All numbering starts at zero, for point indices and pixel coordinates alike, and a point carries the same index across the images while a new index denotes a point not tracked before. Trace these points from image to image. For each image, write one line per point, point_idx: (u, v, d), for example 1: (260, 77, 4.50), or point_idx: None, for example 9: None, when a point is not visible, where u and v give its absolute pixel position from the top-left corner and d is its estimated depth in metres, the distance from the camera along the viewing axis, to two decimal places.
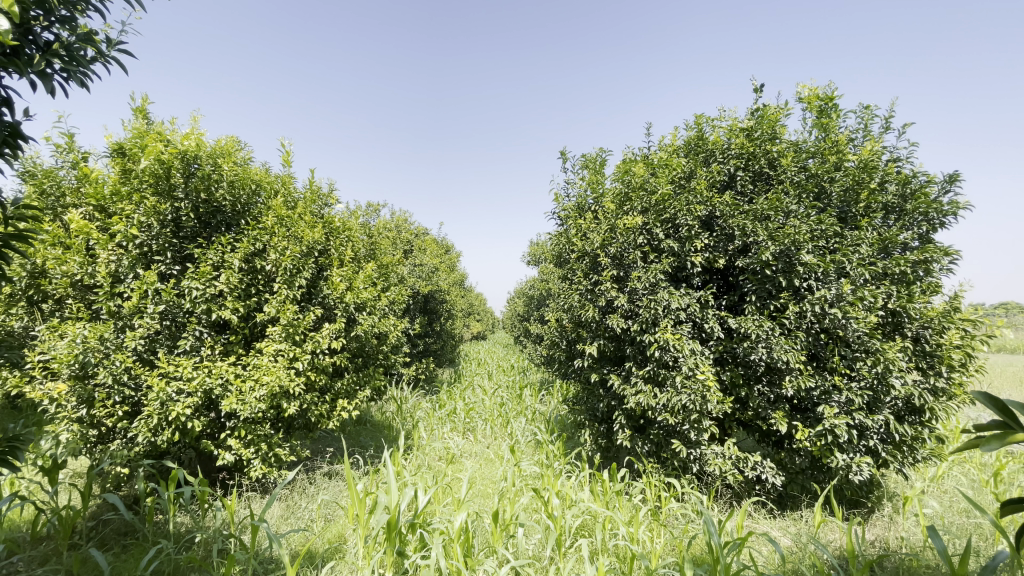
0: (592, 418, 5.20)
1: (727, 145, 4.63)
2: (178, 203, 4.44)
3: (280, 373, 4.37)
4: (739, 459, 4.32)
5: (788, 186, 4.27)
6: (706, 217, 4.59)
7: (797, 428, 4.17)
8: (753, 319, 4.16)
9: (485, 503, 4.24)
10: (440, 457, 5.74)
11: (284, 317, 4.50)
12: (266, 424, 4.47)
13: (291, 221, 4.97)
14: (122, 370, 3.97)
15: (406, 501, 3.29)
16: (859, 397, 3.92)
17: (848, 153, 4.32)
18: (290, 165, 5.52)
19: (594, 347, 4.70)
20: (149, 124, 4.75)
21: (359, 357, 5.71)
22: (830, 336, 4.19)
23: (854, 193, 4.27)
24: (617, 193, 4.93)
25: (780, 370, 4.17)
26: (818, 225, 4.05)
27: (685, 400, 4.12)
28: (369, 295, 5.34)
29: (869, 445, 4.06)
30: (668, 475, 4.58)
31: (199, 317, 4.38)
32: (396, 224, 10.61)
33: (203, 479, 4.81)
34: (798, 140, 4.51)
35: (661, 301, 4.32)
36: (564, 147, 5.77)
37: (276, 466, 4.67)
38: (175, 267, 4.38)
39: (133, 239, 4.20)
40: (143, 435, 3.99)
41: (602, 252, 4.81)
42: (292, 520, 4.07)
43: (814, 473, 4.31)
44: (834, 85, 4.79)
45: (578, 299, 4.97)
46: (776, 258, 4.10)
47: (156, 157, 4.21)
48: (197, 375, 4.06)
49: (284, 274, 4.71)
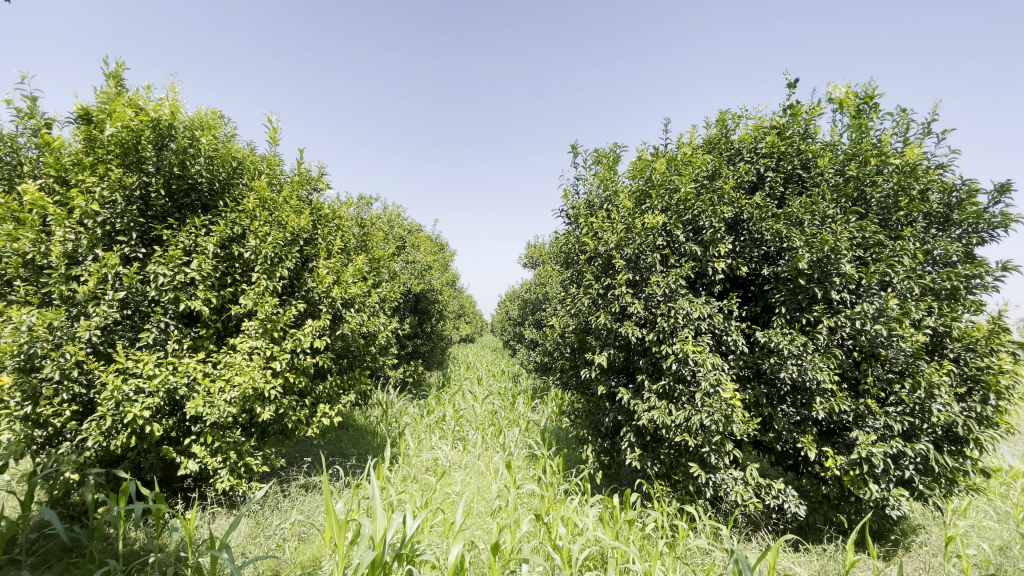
0: (596, 433, 4.78)
1: (757, 142, 4.26)
2: (148, 177, 3.92)
3: (255, 373, 3.90)
4: (760, 485, 3.95)
5: (826, 189, 3.91)
6: (731, 220, 4.21)
7: (827, 455, 3.82)
8: (783, 333, 3.77)
9: (480, 527, 3.81)
10: (428, 469, 5.30)
11: (262, 311, 4.04)
12: (237, 430, 4.01)
13: (275, 204, 4.48)
14: (73, 364, 3.46)
15: (394, 528, 2.83)
16: (898, 424, 3.58)
17: (890, 156, 4.00)
18: (278, 145, 5.05)
19: (604, 357, 4.28)
20: (121, 90, 4.24)
21: (344, 358, 5.24)
22: (864, 354, 3.85)
23: (895, 201, 3.94)
24: (634, 191, 4.55)
25: (808, 390, 3.81)
26: (858, 232, 3.71)
27: (705, 420, 3.72)
28: (359, 290, 4.89)
29: (903, 476, 3.74)
30: (681, 500, 4.17)
31: (166, 307, 3.88)
32: (387, 219, 10.10)
33: (164, 489, 4.29)
34: (833, 141, 4.18)
35: (681, 310, 3.92)
36: (576, 140, 5.42)
37: (246, 477, 4.19)
38: (141, 249, 3.87)
39: (94, 216, 3.69)
40: (93, 439, 3.49)
41: (616, 253, 4.40)
42: (261, 541, 3.63)
43: (840, 503, 3.96)
44: (869, 86, 4.49)
45: (588, 304, 4.57)
46: (811, 267, 3.74)
47: (125, 124, 3.71)
48: (160, 372, 3.58)
49: (265, 263, 4.23)
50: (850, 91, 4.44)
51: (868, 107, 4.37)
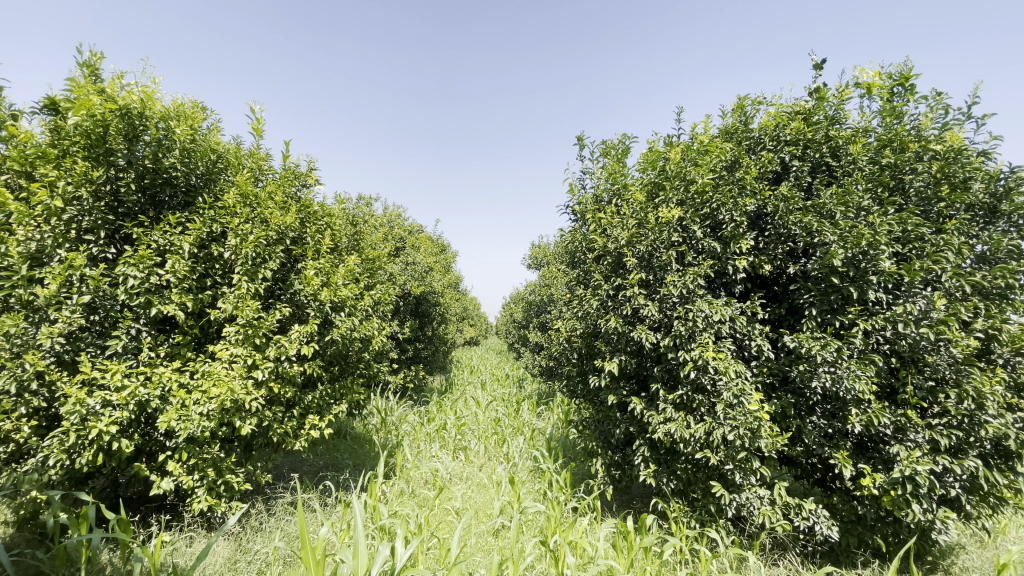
0: (606, 446, 4.44)
1: (780, 129, 3.90)
2: (118, 171, 3.61)
3: (234, 384, 3.58)
4: (788, 506, 3.59)
5: (860, 178, 3.55)
6: (753, 214, 3.85)
7: (864, 472, 3.46)
8: (813, 338, 3.40)
9: (480, 553, 3.46)
10: (426, 483, 4.96)
11: (243, 315, 3.72)
12: (216, 445, 3.69)
13: (258, 199, 4.17)
14: (32, 375, 3.15)
15: (380, 562, 2.53)
16: (945, 438, 3.22)
17: (929, 140, 3.64)
18: (263, 138, 4.73)
19: (614, 364, 3.92)
20: (92, 78, 3.91)
21: (336, 365, 4.91)
22: (903, 360, 3.51)
23: (937, 191, 3.58)
24: (645, 183, 4.20)
25: (842, 400, 3.45)
26: (898, 224, 3.35)
27: (729, 434, 3.36)
28: (350, 292, 4.56)
29: (949, 495, 3.39)
30: (700, 520, 3.82)
31: (138, 313, 3.57)
32: (387, 219, 9.77)
33: (139, 508, 3.97)
34: (865, 126, 3.82)
35: (699, 312, 3.57)
36: (582, 131, 5.08)
37: (227, 496, 3.87)
38: (110, 250, 3.56)
39: (59, 213, 3.40)
40: (55, 457, 3.17)
41: (627, 251, 4.06)
42: (240, 568, 3.30)
43: (877, 525, 3.60)
44: (902, 67, 4.12)
45: (596, 306, 4.23)
46: (845, 264, 3.38)
47: (90, 112, 3.38)
48: (129, 383, 3.27)
49: (245, 263, 3.92)
50: (880, 73, 4.09)
51: (900, 91, 4.02)
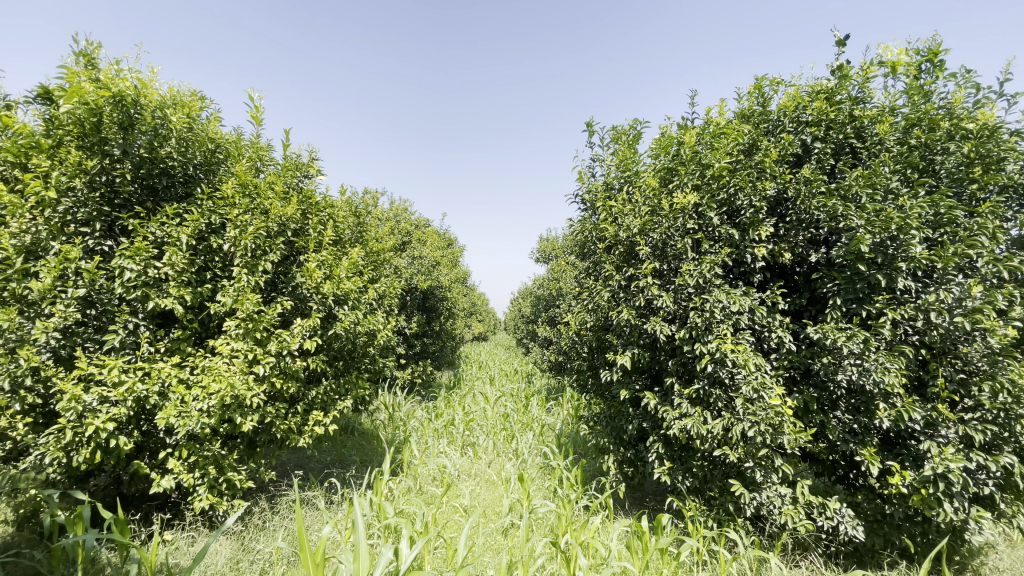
0: (618, 442, 4.29)
1: (801, 109, 3.69)
2: (113, 161, 3.51)
3: (235, 379, 3.46)
4: (811, 505, 3.43)
5: (888, 159, 3.35)
6: (773, 200, 3.67)
7: (892, 469, 3.30)
8: (840, 329, 3.22)
9: (488, 554, 3.33)
10: (434, 479, 4.86)
11: (243, 309, 3.61)
12: (217, 442, 3.61)
13: (258, 189, 4.05)
14: (27, 371, 3.06)
15: (383, 565, 2.40)
16: (980, 434, 3.04)
17: (962, 118, 3.43)
18: (262, 127, 4.61)
19: (627, 358, 3.76)
20: (90, 67, 3.81)
21: (340, 360, 4.80)
22: (934, 352, 3.33)
23: (971, 171, 3.38)
24: (659, 169, 4.03)
25: (869, 394, 3.29)
26: (930, 207, 3.16)
27: (750, 430, 3.20)
28: (353, 285, 4.43)
29: (981, 493, 3.21)
30: (717, 520, 3.67)
31: (135, 307, 3.47)
32: (393, 213, 9.63)
33: (140, 506, 3.90)
34: (891, 104, 3.61)
35: (717, 303, 3.39)
36: (591, 118, 4.90)
37: (229, 494, 3.77)
38: (106, 242, 3.47)
39: (54, 205, 3.32)
40: (51, 455, 3.09)
41: (640, 239, 3.90)
42: (242, 568, 3.20)
43: (904, 524, 3.44)
44: (930, 42, 3.91)
45: (607, 297, 4.08)
46: (873, 250, 3.19)
47: (83, 99, 3.27)
48: (126, 379, 3.17)
49: (245, 255, 3.81)
50: (906, 50, 3.89)
51: (928, 68, 3.81)
